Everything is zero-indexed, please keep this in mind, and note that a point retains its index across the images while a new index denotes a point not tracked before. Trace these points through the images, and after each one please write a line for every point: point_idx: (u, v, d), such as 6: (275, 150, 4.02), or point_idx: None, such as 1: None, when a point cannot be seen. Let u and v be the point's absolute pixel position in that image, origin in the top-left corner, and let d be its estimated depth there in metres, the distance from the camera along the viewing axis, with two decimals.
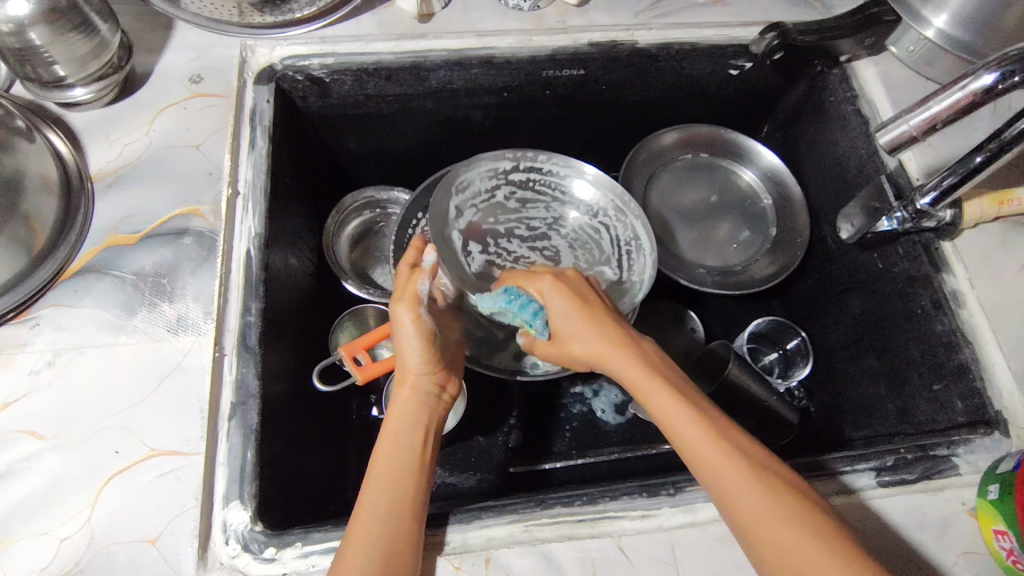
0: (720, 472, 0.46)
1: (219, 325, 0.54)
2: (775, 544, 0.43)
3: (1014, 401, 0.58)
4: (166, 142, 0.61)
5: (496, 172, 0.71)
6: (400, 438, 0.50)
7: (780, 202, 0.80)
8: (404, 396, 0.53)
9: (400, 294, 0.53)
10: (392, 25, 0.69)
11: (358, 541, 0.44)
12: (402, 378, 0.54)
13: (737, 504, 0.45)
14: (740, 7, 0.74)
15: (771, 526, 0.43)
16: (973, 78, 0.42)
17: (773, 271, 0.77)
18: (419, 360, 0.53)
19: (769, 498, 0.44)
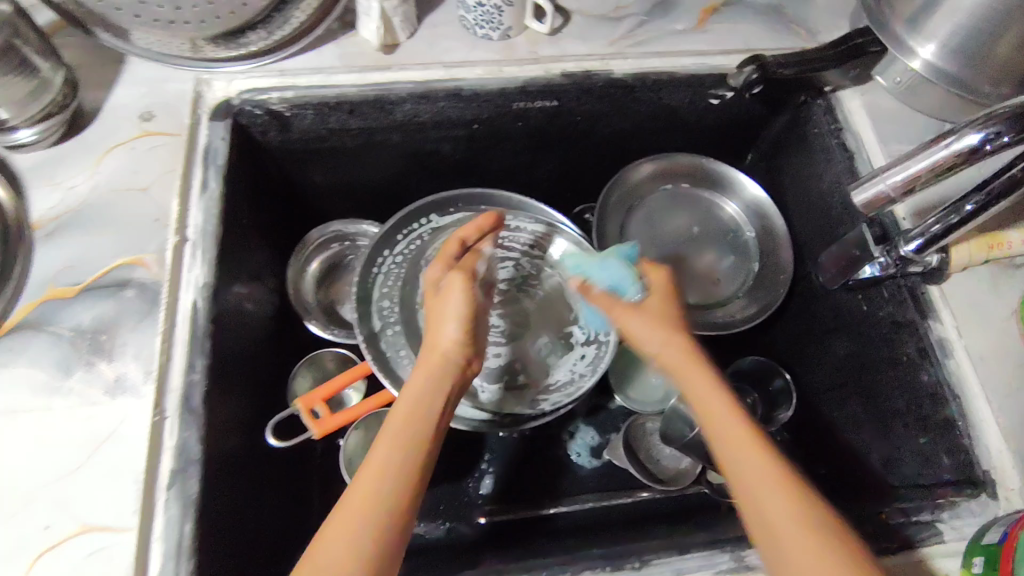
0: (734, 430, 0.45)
1: (160, 385, 0.51)
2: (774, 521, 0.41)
3: (1003, 461, 0.55)
4: (111, 186, 0.58)
5: (464, 231, 0.73)
6: (420, 403, 0.49)
7: (764, 235, 0.77)
8: (428, 363, 0.53)
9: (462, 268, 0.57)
10: (354, 57, 0.65)
11: (357, 493, 0.43)
12: (434, 343, 0.54)
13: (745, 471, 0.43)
14: (720, 34, 0.71)
15: (779, 510, 0.41)
16: (959, 137, 0.39)
17: (756, 309, 0.74)
18: (457, 333, 0.54)
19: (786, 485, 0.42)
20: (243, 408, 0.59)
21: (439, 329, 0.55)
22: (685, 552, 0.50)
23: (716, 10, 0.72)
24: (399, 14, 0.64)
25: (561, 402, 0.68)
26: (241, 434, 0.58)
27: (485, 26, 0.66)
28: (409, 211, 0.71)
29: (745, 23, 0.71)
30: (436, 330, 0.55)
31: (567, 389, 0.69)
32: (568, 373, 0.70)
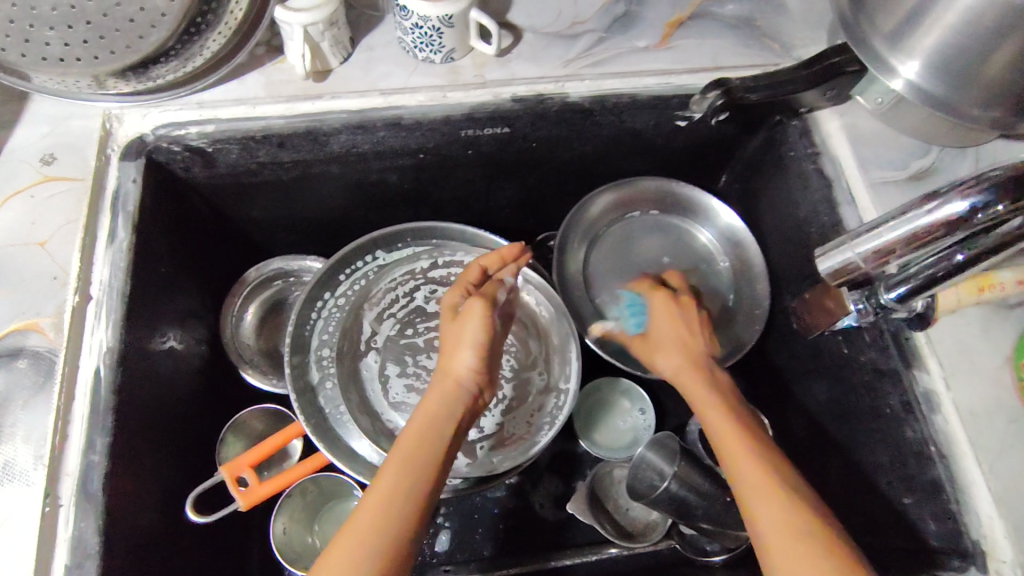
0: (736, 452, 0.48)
1: (53, 468, 0.46)
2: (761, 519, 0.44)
3: (996, 530, 0.50)
4: (5, 240, 0.52)
5: (411, 271, 0.68)
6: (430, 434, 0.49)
7: (738, 265, 0.72)
8: (443, 389, 0.52)
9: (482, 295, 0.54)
10: (281, 85, 0.59)
11: (359, 523, 0.43)
12: (449, 368, 0.53)
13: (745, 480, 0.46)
14: (686, 51, 0.65)
15: (773, 513, 0.44)
16: (941, 205, 0.34)
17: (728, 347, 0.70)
18: (472, 360, 0.53)
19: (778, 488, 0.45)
20: (163, 478, 0.54)
21: (454, 354, 0.54)
22: None
23: (682, 24, 0.66)
24: (327, 39, 0.58)
25: (518, 457, 0.62)
26: (157, 509, 0.52)
27: (425, 48, 0.60)
28: (333, 261, 0.64)
29: (713, 37, 0.66)
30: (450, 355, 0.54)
31: (524, 442, 0.64)
32: (525, 424, 0.65)
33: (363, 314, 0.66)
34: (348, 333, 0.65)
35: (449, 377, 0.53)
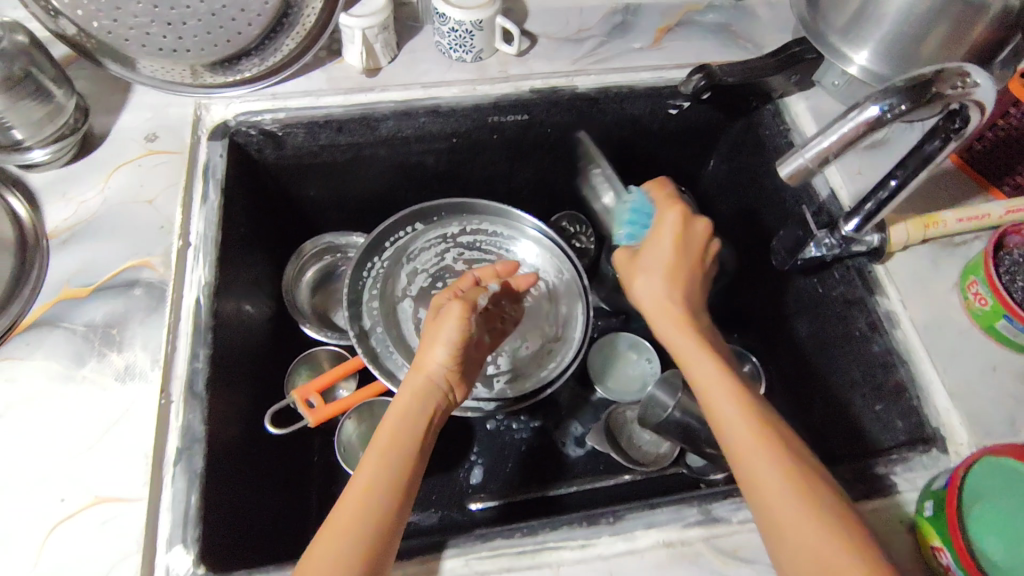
0: (749, 441, 0.49)
1: (166, 371, 0.56)
2: (770, 505, 0.47)
3: (952, 419, 0.59)
4: (120, 199, 0.63)
5: (445, 235, 0.79)
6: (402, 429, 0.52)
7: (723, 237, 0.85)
8: (415, 387, 0.55)
9: (463, 298, 0.54)
10: (340, 80, 0.72)
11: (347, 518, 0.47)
12: (422, 365, 0.55)
13: (756, 469, 0.48)
14: (675, 51, 0.78)
15: (787, 504, 0.46)
16: (862, 111, 0.45)
17: None
18: (446, 359, 0.55)
19: (789, 474, 0.47)
20: (243, 397, 0.64)
21: (428, 351, 0.55)
22: (655, 506, 0.54)
23: (670, 30, 0.79)
24: (380, 41, 0.70)
25: (529, 389, 0.71)
26: (239, 423, 0.62)
27: (459, 49, 0.73)
28: (377, 236, 0.75)
29: (695, 39, 0.79)
30: (424, 352, 0.55)
31: (533, 377, 0.73)
32: (535, 363, 0.74)
33: (402, 269, 0.76)
34: (394, 287, 0.75)
35: (423, 375, 0.55)
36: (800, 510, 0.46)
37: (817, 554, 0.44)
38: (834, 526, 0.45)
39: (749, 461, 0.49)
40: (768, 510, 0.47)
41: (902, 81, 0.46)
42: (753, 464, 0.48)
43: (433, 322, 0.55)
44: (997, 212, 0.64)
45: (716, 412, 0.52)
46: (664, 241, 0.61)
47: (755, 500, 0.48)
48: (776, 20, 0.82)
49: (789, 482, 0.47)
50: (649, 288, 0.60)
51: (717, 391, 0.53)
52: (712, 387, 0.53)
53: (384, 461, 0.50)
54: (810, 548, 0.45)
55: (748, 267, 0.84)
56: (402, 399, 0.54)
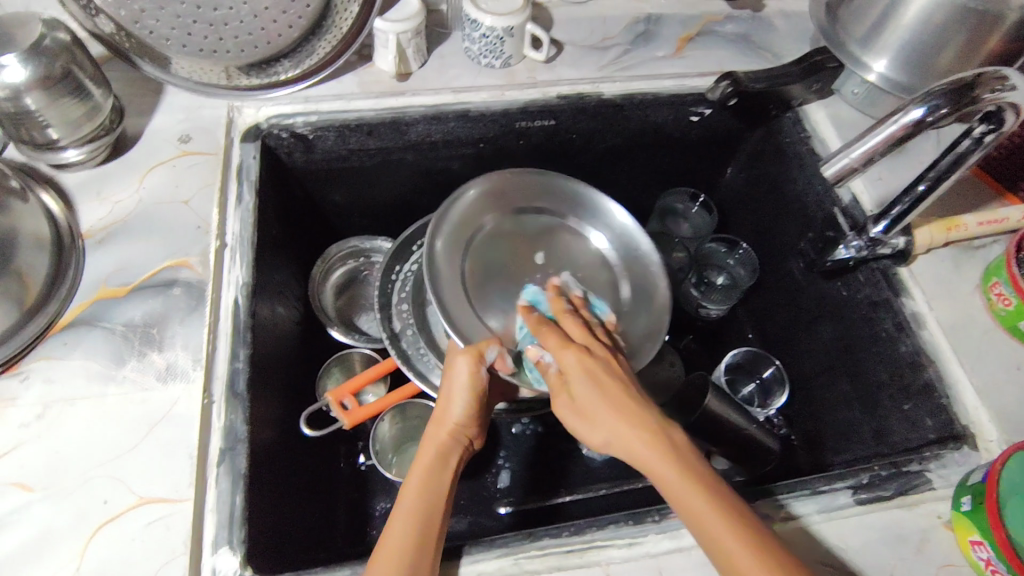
0: (682, 484, 0.45)
1: (207, 372, 0.55)
2: (719, 540, 0.43)
3: (981, 417, 0.60)
4: (156, 199, 0.63)
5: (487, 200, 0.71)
6: (433, 478, 0.50)
7: (734, 248, 0.86)
8: (438, 440, 0.53)
9: (467, 345, 0.54)
10: (371, 84, 0.72)
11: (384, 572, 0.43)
12: (442, 420, 0.54)
13: (691, 504, 0.45)
14: (697, 59, 0.80)
15: (737, 551, 0.42)
16: (905, 112, 0.47)
17: (721, 299, 0.86)
18: (463, 411, 0.54)
19: (723, 515, 0.43)
20: (277, 399, 0.63)
21: (447, 404, 0.54)
22: None
23: (691, 39, 0.81)
24: (412, 46, 0.71)
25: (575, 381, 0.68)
26: (274, 426, 0.61)
27: (488, 55, 0.74)
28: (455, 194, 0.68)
29: (717, 48, 0.81)
30: (443, 409, 0.54)
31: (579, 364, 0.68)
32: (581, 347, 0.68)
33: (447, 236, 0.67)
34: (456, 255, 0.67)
35: (444, 431, 0.53)
36: (743, 546, 0.42)
37: None
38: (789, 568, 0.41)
39: (680, 494, 0.45)
40: (718, 548, 0.43)
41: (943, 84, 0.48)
42: (691, 505, 0.44)
43: (446, 376, 0.55)
44: (1015, 216, 0.66)
45: (626, 441, 0.49)
46: (568, 358, 0.53)
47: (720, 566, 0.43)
48: (793, 32, 0.84)
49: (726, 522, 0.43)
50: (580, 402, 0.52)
51: (623, 424, 0.49)
52: (619, 423, 0.49)
53: (419, 513, 0.47)
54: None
55: (766, 272, 0.86)
56: (425, 455, 0.51)
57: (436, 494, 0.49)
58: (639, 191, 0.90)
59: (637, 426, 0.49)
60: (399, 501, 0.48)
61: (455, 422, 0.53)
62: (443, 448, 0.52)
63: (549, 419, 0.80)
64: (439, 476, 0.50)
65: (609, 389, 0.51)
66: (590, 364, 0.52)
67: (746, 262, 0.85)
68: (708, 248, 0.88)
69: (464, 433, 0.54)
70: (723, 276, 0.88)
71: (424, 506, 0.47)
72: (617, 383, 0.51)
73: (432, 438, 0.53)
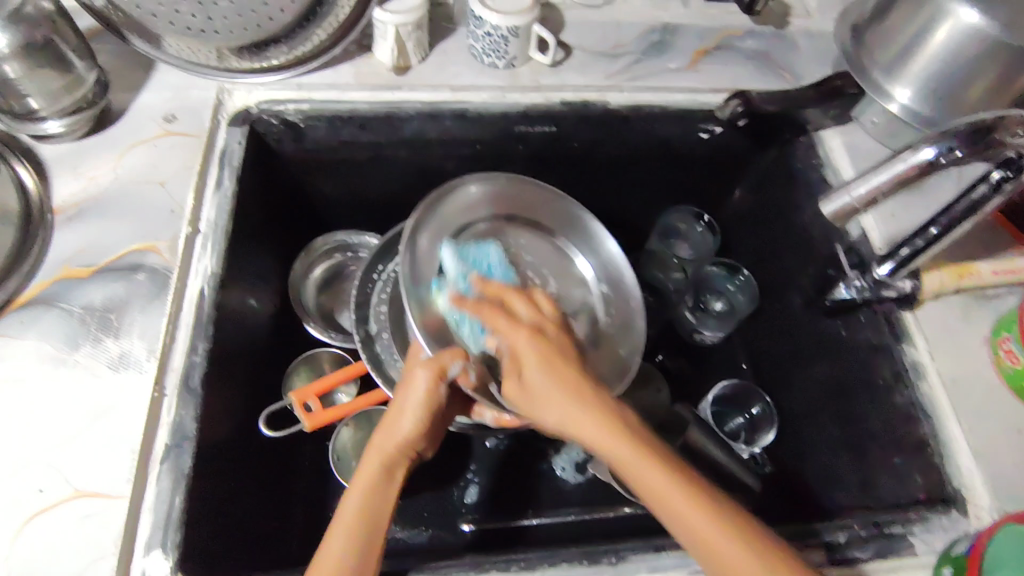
0: (638, 459, 0.45)
1: (162, 363, 0.54)
2: (687, 517, 0.44)
3: (974, 481, 0.56)
4: (131, 179, 0.61)
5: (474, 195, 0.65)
6: (374, 498, 0.48)
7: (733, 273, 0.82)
8: (385, 454, 0.50)
9: (431, 358, 0.50)
10: (368, 76, 0.70)
11: None
12: (392, 432, 0.51)
13: (647, 480, 0.45)
14: (711, 74, 0.76)
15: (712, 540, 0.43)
16: (915, 152, 0.43)
17: (716, 325, 0.83)
18: (414, 427, 0.50)
19: (684, 486, 0.44)
20: (238, 394, 0.61)
21: (397, 418, 0.51)
22: (661, 550, 0.52)
23: (708, 52, 0.77)
24: (412, 39, 0.68)
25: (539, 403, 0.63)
26: (230, 422, 0.59)
27: (492, 55, 0.71)
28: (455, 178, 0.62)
29: (733, 64, 0.77)
30: (392, 423, 0.51)
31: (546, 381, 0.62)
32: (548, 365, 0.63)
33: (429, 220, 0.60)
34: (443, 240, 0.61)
35: (393, 445, 0.50)
36: (709, 519, 0.43)
37: None
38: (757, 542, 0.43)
39: (634, 471, 0.46)
40: (681, 520, 0.44)
41: (960, 125, 0.44)
42: (651, 481, 0.45)
43: (401, 386, 0.52)
44: None
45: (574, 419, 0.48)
46: (517, 335, 0.52)
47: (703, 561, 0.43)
48: (816, 53, 0.80)
49: (687, 496, 0.44)
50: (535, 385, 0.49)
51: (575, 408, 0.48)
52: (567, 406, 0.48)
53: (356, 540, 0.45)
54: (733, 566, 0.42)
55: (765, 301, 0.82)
56: (369, 470, 0.49)
57: (377, 517, 0.47)
58: (642, 206, 0.87)
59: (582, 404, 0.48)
60: (336, 524, 0.46)
61: (405, 437, 0.50)
62: (387, 464, 0.50)
63: (525, 434, 0.78)
64: (382, 497, 0.48)
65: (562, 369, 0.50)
66: (537, 343, 0.51)
67: (746, 289, 0.82)
68: (707, 270, 0.84)
69: (412, 447, 0.51)
70: (721, 301, 0.84)
71: (365, 528, 0.46)
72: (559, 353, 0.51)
73: (377, 451, 0.50)
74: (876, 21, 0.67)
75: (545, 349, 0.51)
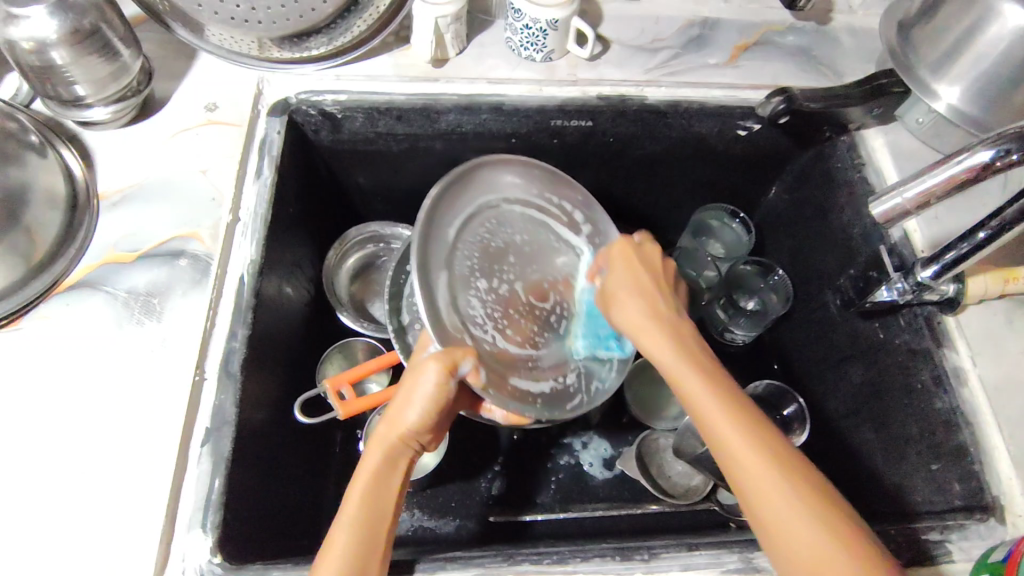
0: (736, 432, 0.44)
1: (203, 349, 0.55)
2: (749, 471, 0.43)
3: (1013, 488, 0.56)
4: (174, 166, 0.62)
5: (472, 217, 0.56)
6: (376, 490, 0.47)
7: (770, 276, 0.82)
8: (387, 443, 0.48)
9: (444, 353, 0.45)
10: (406, 68, 0.70)
11: None
12: (395, 422, 0.48)
13: (744, 467, 0.43)
14: (750, 70, 0.75)
15: (743, 450, 0.44)
16: (971, 154, 0.42)
17: (746, 328, 0.82)
18: (419, 418, 0.48)
19: (732, 409, 0.46)
20: (274, 380, 0.62)
21: (402, 407, 0.48)
22: (693, 549, 0.52)
23: (747, 48, 0.76)
24: (451, 31, 0.68)
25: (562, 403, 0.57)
26: (268, 407, 0.60)
27: (529, 48, 0.70)
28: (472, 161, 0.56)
29: (773, 61, 0.76)
30: (398, 410, 0.48)
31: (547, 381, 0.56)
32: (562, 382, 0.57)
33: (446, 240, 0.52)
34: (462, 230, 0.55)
35: (398, 434, 0.48)
36: (800, 508, 0.41)
37: (780, 519, 0.41)
38: (838, 523, 0.41)
39: (715, 425, 0.45)
40: (755, 487, 0.43)
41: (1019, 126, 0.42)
42: (723, 430, 0.45)
43: (412, 375, 0.48)
44: None
45: (690, 394, 0.48)
46: (615, 280, 0.56)
47: (746, 487, 0.43)
48: (859, 50, 0.79)
49: (764, 459, 0.43)
50: (626, 312, 0.54)
51: (684, 370, 0.49)
52: (690, 382, 0.48)
53: (361, 535, 0.44)
54: (802, 544, 0.40)
55: (799, 300, 0.81)
56: (372, 458, 0.48)
57: (378, 511, 0.46)
58: (675, 202, 0.86)
59: (699, 371, 0.48)
60: (340, 512, 0.46)
61: (409, 428, 0.48)
62: (392, 452, 0.48)
63: (552, 428, 0.78)
64: (384, 488, 0.47)
65: (683, 348, 0.51)
66: (637, 279, 0.56)
67: (780, 289, 0.81)
68: (741, 269, 0.83)
69: (414, 438, 0.49)
70: (753, 301, 0.83)
71: (371, 515, 0.45)
72: (660, 319, 0.53)
73: (383, 439, 0.48)
74: (924, 18, 0.65)
75: (653, 310, 0.54)
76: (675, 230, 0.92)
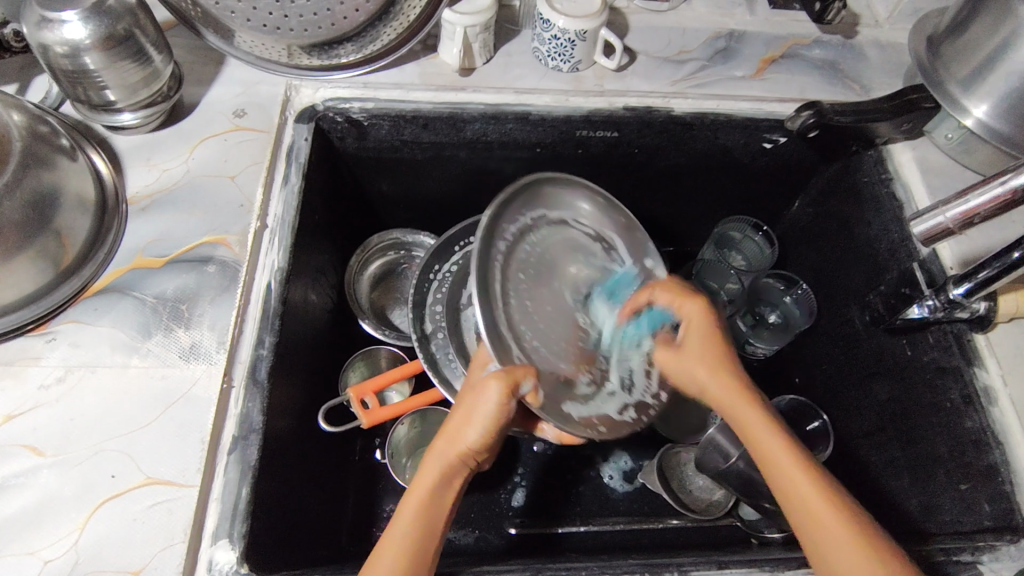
0: (793, 469, 0.45)
1: (230, 355, 0.55)
2: (804, 506, 0.44)
3: None
4: (203, 171, 0.63)
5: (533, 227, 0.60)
6: (428, 502, 0.46)
7: (792, 290, 0.81)
8: (445, 460, 0.48)
9: (505, 372, 0.46)
10: (433, 76, 0.70)
11: None
12: (454, 439, 0.48)
13: (807, 502, 0.44)
14: (777, 83, 0.74)
15: (792, 471, 0.45)
16: (1014, 175, 0.42)
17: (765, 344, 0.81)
18: (478, 440, 0.47)
19: (789, 447, 0.46)
20: (298, 388, 0.62)
21: (462, 426, 0.48)
22: (723, 567, 0.51)
23: (774, 61, 0.76)
24: (479, 41, 0.68)
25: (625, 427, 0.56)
26: (291, 415, 0.60)
27: (557, 58, 0.70)
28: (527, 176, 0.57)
29: (800, 74, 0.76)
30: (458, 426, 0.48)
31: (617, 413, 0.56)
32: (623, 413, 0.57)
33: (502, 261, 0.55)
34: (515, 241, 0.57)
35: (455, 454, 0.47)
36: (854, 542, 0.42)
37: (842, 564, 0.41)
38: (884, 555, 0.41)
39: (759, 444, 0.47)
40: (806, 512, 0.44)
41: None
42: (776, 458, 0.46)
43: (474, 393, 0.48)
44: None
45: (749, 428, 0.48)
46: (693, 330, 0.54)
47: (797, 515, 0.44)
48: (886, 64, 0.78)
49: (820, 494, 0.44)
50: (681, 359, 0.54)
51: (743, 406, 0.49)
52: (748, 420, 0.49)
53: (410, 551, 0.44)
54: None
55: (822, 315, 0.80)
56: (429, 473, 0.47)
57: (430, 527, 0.45)
58: (698, 212, 0.86)
59: (749, 402, 0.49)
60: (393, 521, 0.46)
61: (467, 447, 0.47)
62: (449, 472, 0.48)
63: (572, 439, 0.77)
64: (438, 503, 0.47)
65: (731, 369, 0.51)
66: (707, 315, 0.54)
67: (803, 303, 0.80)
68: (765, 282, 0.83)
69: (472, 457, 0.48)
70: (775, 314, 0.83)
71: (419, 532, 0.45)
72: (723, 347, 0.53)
73: (438, 458, 0.48)
74: (955, 33, 0.65)
75: (712, 350, 0.52)
76: (696, 242, 0.91)
